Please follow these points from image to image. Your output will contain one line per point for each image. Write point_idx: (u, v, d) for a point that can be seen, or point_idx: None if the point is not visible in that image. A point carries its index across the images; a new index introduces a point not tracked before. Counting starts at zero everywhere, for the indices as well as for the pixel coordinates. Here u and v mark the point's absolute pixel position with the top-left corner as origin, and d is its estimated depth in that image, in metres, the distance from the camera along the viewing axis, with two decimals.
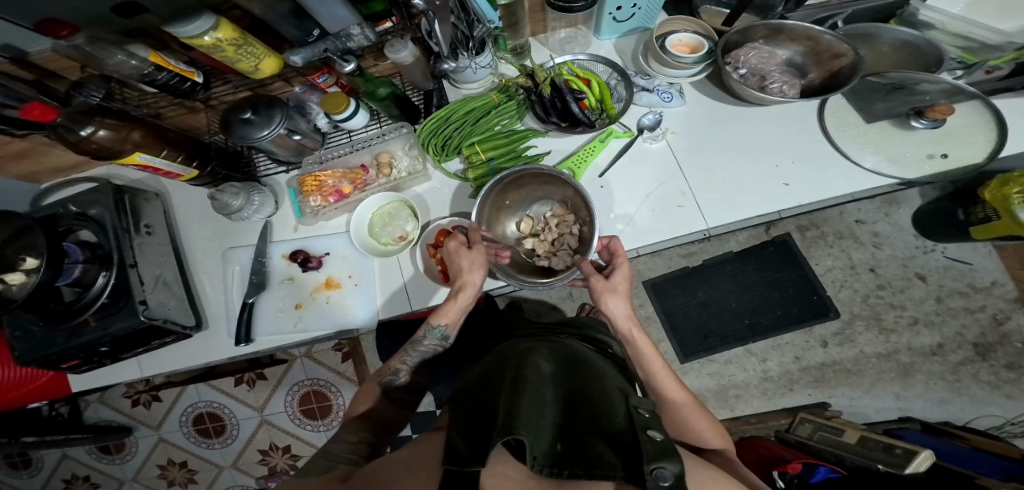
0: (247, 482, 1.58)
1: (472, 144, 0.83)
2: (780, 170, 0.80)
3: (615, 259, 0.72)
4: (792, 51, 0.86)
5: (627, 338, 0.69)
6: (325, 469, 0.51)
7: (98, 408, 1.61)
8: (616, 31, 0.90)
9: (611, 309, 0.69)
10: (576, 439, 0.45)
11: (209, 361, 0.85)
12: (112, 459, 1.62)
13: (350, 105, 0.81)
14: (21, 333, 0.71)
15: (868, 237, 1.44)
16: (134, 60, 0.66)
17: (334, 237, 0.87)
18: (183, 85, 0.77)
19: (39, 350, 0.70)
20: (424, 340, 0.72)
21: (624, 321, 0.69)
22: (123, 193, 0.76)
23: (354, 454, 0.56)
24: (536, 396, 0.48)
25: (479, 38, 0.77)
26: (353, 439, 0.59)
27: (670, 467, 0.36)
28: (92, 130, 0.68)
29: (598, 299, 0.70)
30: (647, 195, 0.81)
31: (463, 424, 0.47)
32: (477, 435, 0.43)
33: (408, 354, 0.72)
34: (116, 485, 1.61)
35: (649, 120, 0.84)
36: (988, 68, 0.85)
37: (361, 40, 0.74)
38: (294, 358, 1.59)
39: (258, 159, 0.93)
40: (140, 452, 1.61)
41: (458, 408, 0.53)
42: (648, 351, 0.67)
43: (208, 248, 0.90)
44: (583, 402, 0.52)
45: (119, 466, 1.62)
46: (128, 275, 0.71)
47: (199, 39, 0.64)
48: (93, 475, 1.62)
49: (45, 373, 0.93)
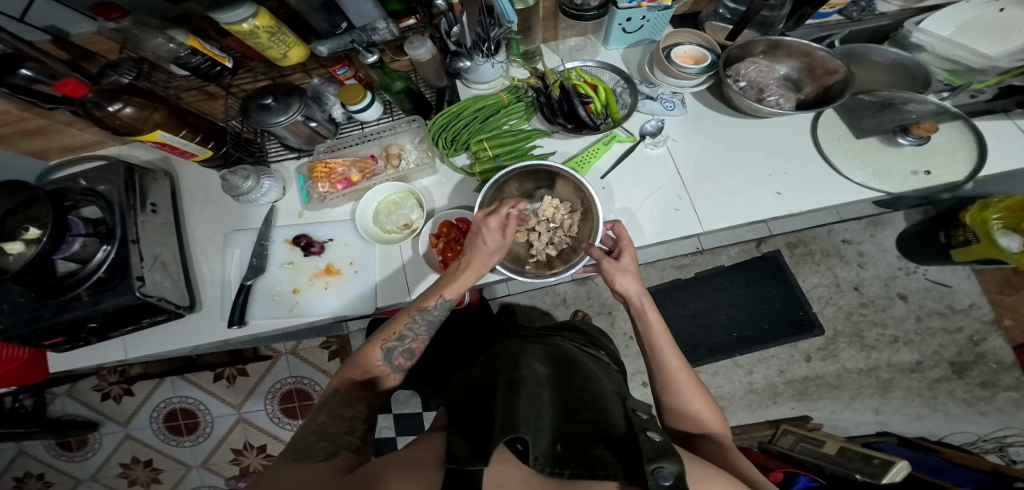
0: (217, 482, 1.54)
1: (480, 141, 0.85)
2: (773, 180, 0.84)
3: (621, 243, 0.74)
4: (789, 67, 0.90)
5: (639, 310, 0.72)
6: (329, 453, 0.50)
7: (66, 400, 1.57)
8: (624, 41, 0.93)
9: (622, 286, 0.73)
10: (574, 439, 0.47)
11: (195, 345, 0.83)
12: (73, 456, 1.57)
13: (365, 98, 0.83)
14: (8, 306, 0.70)
15: (854, 256, 1.50)
16: (172, 44, 0.69)
17: (337, 224, 0.88)
18: (212, 70, 0.77)
19: (27, 324, 0.69)
20: (432, 309, 0.70)
21: (635, 297, 0.72)
22: (133, 172, 0.78)
23: (352, 434, 0.56)
24: (533, 397, 0.50)
25: (495, 39, 0.78)
26: (348, 414, 0.59)
27: (670, 466, 0.39)
28: (119, 107, 0.70)
29: (611, 279, 0.73)
30: (646, 198, 0.84)
31: (462, 425, 0.48)
32: (475, 435, 0.44)
33: (417, 323, 0.70)
34: (71, 483, 1.56)
35: (651, 127, 0.87)
36: (972, 91, 0.92)
37: (385, 34, 0.75)
38: (279, 355, 1.58)
39: (269, 145, 0.93)
40: (104, 447, 1.57)
41: (454, 408, 0.54)
42: (657, 328, 0.71)
43: (210, 231, 0.90)
44: (578, 402, 0.54)
45: (80, 463, 1.57)
46: (130, 250, 0.71)
47: (236, 26, 0.65)
48: (47, 473, 1.57)
49: (23, 354, 0.90)
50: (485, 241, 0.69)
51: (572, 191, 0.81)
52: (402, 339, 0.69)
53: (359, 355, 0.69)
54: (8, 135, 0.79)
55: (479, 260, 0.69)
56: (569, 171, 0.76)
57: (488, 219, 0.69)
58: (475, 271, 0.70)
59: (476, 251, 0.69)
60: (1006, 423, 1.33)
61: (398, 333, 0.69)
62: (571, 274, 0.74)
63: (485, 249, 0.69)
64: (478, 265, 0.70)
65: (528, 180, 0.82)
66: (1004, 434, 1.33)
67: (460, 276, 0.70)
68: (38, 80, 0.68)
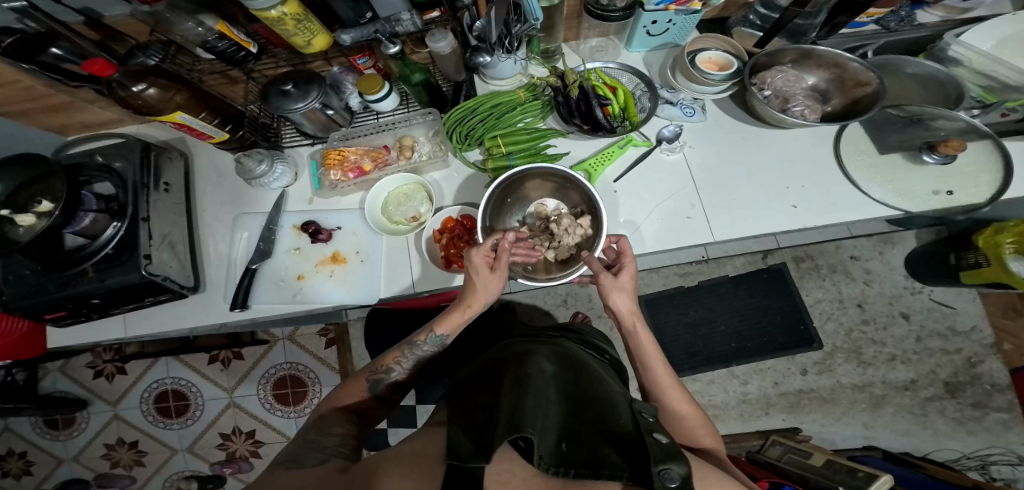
0: (201, 467, 1.54)
1: (494, 137, 0.85)
2: (789, 192, 0.83)
3: (623, 259, 0.72)
4: (818, 77, 0.89)
5: (631, 330, 0.71)
6: (321, 459, 0.50)
7: (58, 377, 1.58)
8: (646, 44, 0.92)
9: (615, 304, 0.72)
10: (579, 440, 0.46)
11: (197, 326, 0.83)
12: (58, 435, 1.57)
13: (383, 88, 0.83)
14: (13, 278, 0.70)
15: (860, 273, 1.49)
16: (200, 29, 0.70)
17: (347, 213, 0.88)
18: (237, 54, 0.78)
19: (28, 298, 0.69)
20: (422, 344, 0.73)
21: (627, 317, 0.71)
22: (150, 151, 0.78)
23: (344, 446, 0.55)
24: (540, 395, 0.50)
25: (517, 36, 0.77)
26: (340, 431, 0.58)
27: (676, 469, 0.39)
28: (143, 87, 0.70)
29: (606, 294, 0.72)
30: (658, 204, 0.83)
31: (465, 419, 0.48)
32: (479, 432, 0.44)
33: (405, 355, 0.72)
34: (53, 463, 1.56)
35: (668, 132, 0.87)
36: (1004, 110, 0.90)
37: (409, 26, 0.74)
38: (276, 340, 1.58)
39: (285, 131, 0.93)
40: (90, 427, 1.56)
41: (459, 403, 0.54)
42: (648, 347, 0.70)
43: (219, 212, 0.90)
44: (583, 401, 0.53)
45: (64, 443, 1.57)
46: (139, 228, 0.71)
47: (265, 13, 0.65)
48: (30, 452, 1.57)
49: (21, 327, 0.89)
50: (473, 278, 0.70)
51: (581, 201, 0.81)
52: (392, 371, 0.70)
53: (350, 384, 0.69)
54: (28, 110, 0.80)
55: (475, 299, 0.71)
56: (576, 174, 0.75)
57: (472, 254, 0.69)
58: (472, 309, 0.72)
59: (470, 290, 0.71)
60: (992, 443, 1.33)
61: (390, 364, 0.71)
62: (567, 281, 0.74)
63: (475, 288, 0.70)
64: (477, 303, 0.72)
65: (542, 187, 0.84)
66: (990, 453, 1.33)
67: (458, 312, 0.72)
68: (68, 59, 0.71)
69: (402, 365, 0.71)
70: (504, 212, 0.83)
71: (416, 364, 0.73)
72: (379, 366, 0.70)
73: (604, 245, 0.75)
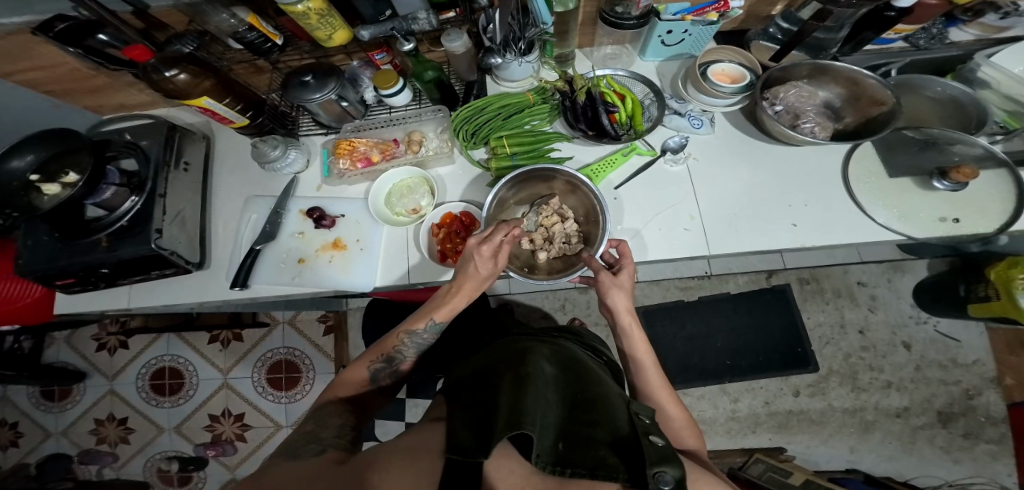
0: (185, 448, 1.53)
1: (501, 137, 0.84)
2: (791, 210, 0.82)
3: (622, 261, 0.72)
4: (832, 93, 0.89)
5: (625, 329, 0.71)
6: (319, 450, 0.50)
7: (62, 347, 1.61)
8: (660, 54, 0.92)
9: (615, 302, 0.70)
10: (575, 439, 0.45)
11: (201, 302, 0.83)
12: (51, 407, 1.59)
13: (398, 84, 0.83)
14: (32, 243, 0.71)
15: (866, 299, 1.48)
16: (234, 21, 0.70)
17: (352, 202, 0.88)
18: (264, 46, 0.78)
19: (41, 264, 0.70)
20: (421, 332, 0.71)
21: (624, 315, 0.71)
22: (175, 132, 0.81)
23: (342, 437, 0.55)
24: (540, 396, 0.49)
25: (530, 40, 0.78)
26: (337, 422, 0.58)
27: (671, 471, 0.39)
28: (175, 73, 0.72)
29: (604, 292, 0.71)
30: (657, 213, 0.83)
31: (464, 416, 0.47)
32: (476, 427, 0.43)
33: (405, 343, 0.71)
34: (41, 436, 1.57)
35: (674, 143, 0.86)
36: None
37: (425, 25, 0.76)
38: (276, 325, 1.59)
39: (303, 120, 0.94)
40: (84, 400, 1.58)
41: (456, 401, 0.53)
42: (641, 346, 0.71)
43: (231, 194, 0.90)
44: (584, 402, 0.52)
45: (55, 416, 1.58)
46: (155, 204, 0.72)
47: (291, 7, 0.65)
48: (21, 423, 1.58)
49: (34, 292, 0.89)
50: (478, 269, 0.67)
51: (580, 208, 0.82)
52: (392, 360, 0.70)
53: (354, 369, 0.70)
54: (66, 87, 0.83)
55: (470, 285, 0.69)
56: (585, 181, 0.75)
57: (479, 249, 0.65)
58: (467, 294, 0.70)
59: (467, 277, 0.68)
60: (977, 473, 1.32)
61: (388, 353, 0.70)
62: (568, 279, 0.73)
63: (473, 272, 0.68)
64: (471, 290, 0.70)
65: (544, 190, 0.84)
66: (971, 482, 1.32)
67: (452, 298, 0.70)
68: (111, 44, 0.73)
69: (404, 352, 0.71)
70: (505, 211, 0.82)
71: (416, 353, 0.72)
72: (380, 354, 0.70)
73: (604, 250, 0.75)
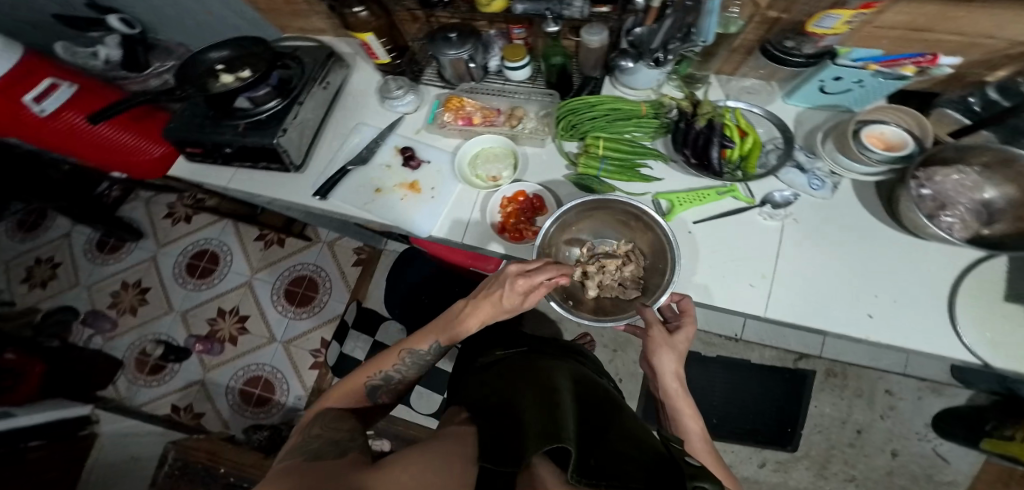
0: (179, 335, 1.78)
1: (598, 137, 0.84)
2: (869, 300, 0.74)
3: (684, 317, 0.72)
4: (1003, 191, 0.68)
5: (666, 386, 0.72)
6: (338, 453, 0.55)
7: (136, 206, 1.97)
8: (809, 100, 0.85)
9: (662, 360, 0.70)
10: (607, 458, 0.43)
11: (284, 198, 0.92)
12: (99, 257, 1.93)
13: (524, 59, 0.86)
14: (190, 114, 0.89)
15: (883, 405, 1.37)
16: None
17: (440, 152, 0.92)
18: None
19: (189, 130, 0.87)
20: (424, 351, 0.74)
21: (672, 375, 0.71)
22: (331, 58, 0.95)
23: (351, 441, 0.61)
24: (569, 414, 0.49)
25: (667, 53, 0.77)
26: (345, 427, 0.64)
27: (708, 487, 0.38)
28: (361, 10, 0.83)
29: (653, 349, 0.70)
30: (727, 263, 0.79)
31: (493, 429, 0.48)
32: (510, 436, 0.44)
33: (402, 361, 0.74)
34: (70, 284, 1.90)
35: (779, 197, 0.80)
36: None
37: (576, 12, 0.78)
38: (315, 243, 1.82)
39: (428, 70, 0.98)
40: (127, 259, 1.91)
41: (484, 412, 0.54)
42: (681, 396, 0.72)
43: (346, 118, 0.99)
44: (613, 427, 0.51)
45: (92, 268, 1.92)
46: (292, 108, 0.85)
47: None
48: (62, 264, 1.93)
49: (154, 154, 1.21)
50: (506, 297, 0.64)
51: (650, 246, 0.76)
52: (393, 375, 0.74)
53: (354, 376, 0.75)
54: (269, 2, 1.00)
55: (496, 307, 0.66)
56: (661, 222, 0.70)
57: (516, 281, 0.62)
58: (491, 312, 0.68)
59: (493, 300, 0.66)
60: None
61: (383, 371, 0.74)
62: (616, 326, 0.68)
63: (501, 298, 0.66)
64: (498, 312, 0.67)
65: (610, 221, 0.80)
66: None
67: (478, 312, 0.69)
68: None
69: (402, 371, 0.75)
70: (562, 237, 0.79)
71: (415, 371, 0.76)
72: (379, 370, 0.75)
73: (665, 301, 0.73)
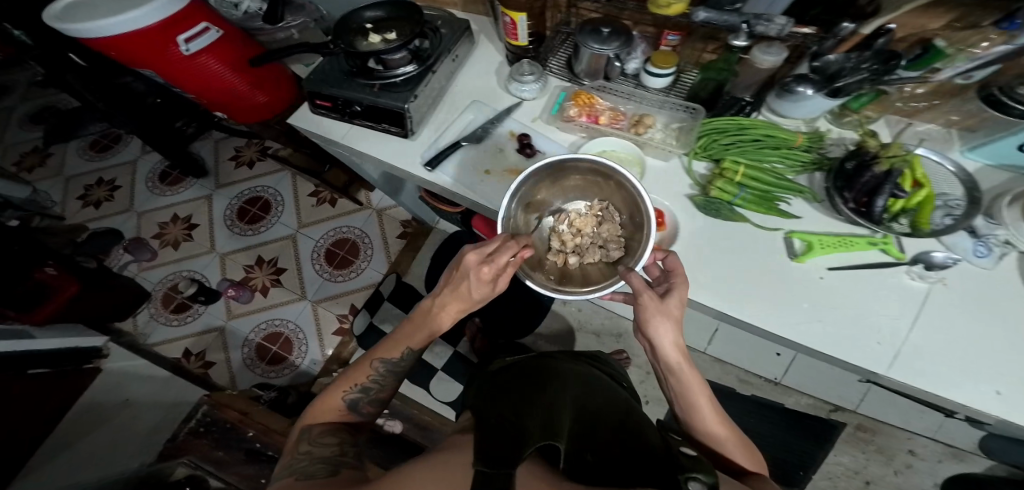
0: (216, 274, 1.88)
1: (740, 160, 0.80)
2: (996, 374, 0.66)
3: (671, 277, 0.63)
4: None
5: (671, 367, 0.63)
6: (330, 471, 0.53)
7: (205, 145, 2.16)
8: (997, 158, 0.77)
9: (662, 336, 0.61)
10: (601, 451, 0.46)
11: (391, 160, 0.93)
12: (162, 188, 2.09)
13: (672, 67, 0.85)
14: (327, 69, 0.96)
15: (900, 463, 1.35)
16: None
17: (557, 145, 0.91)
18: None
19: (326, 83, 0.93)
20: (398, 359, 0.71)
21: (675, 355, 0.62)
22: (466, 33, 1.00)
23: (344, 455, 0.59)
24: (563, 421, 0.51)
25: (844, 89, 0.71)
26: (333, 441, 0.62)
27: (704, 477, 0.40)
28: None
29: (651, 323, 0.61)
30: (857, 316, 0.72)
31: (486, 422, 0.49)
32: (506, 432, 0.45)
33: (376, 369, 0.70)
34: (124, 208, 2.05)
35: (940, 258, 0.72)
36: None
37: (773, 30, 0.71)
38: (366, 208, 1.94)
39: (556, 59, 0.98)
40: (186, 193, 2.07)
41: (479, 410, 0.55)
42: (692, 383, 0.63)
43: (461, 93, 1.00)
44: (604, 425, 0.53)
45: (150, 196, 2.07)
46: (427, 76, 0.91)
47: None
48: (123, 189, 2.10)
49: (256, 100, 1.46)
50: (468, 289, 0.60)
51: (621, 202, 0.72)
52: (367, 390, 0.69)
53: (329, 394, 0.69)
54: None
55: (458, 296, 0.62)
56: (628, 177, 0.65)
57: (479, 269, 0.57)
58: (455, 307, 0.64)
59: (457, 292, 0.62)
60: None
61: (362, 383, 0.69)
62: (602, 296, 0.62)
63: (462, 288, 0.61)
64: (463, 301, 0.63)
65: (577, 184, 0.75)
66: None
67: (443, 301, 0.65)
68: None
69: (380, 381, 0.70)
70: (533, 209, 0.74)
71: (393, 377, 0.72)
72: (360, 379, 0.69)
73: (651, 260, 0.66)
